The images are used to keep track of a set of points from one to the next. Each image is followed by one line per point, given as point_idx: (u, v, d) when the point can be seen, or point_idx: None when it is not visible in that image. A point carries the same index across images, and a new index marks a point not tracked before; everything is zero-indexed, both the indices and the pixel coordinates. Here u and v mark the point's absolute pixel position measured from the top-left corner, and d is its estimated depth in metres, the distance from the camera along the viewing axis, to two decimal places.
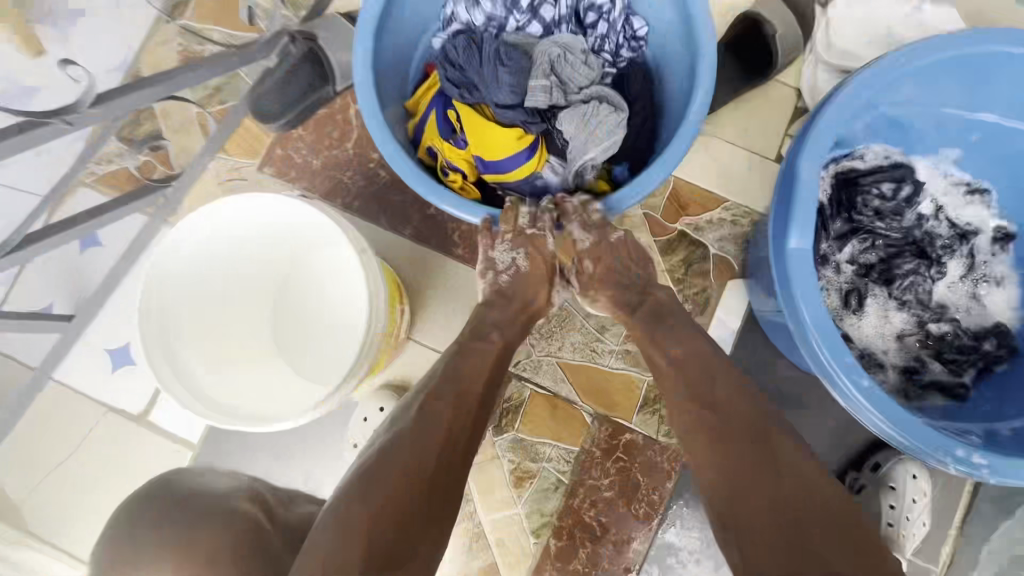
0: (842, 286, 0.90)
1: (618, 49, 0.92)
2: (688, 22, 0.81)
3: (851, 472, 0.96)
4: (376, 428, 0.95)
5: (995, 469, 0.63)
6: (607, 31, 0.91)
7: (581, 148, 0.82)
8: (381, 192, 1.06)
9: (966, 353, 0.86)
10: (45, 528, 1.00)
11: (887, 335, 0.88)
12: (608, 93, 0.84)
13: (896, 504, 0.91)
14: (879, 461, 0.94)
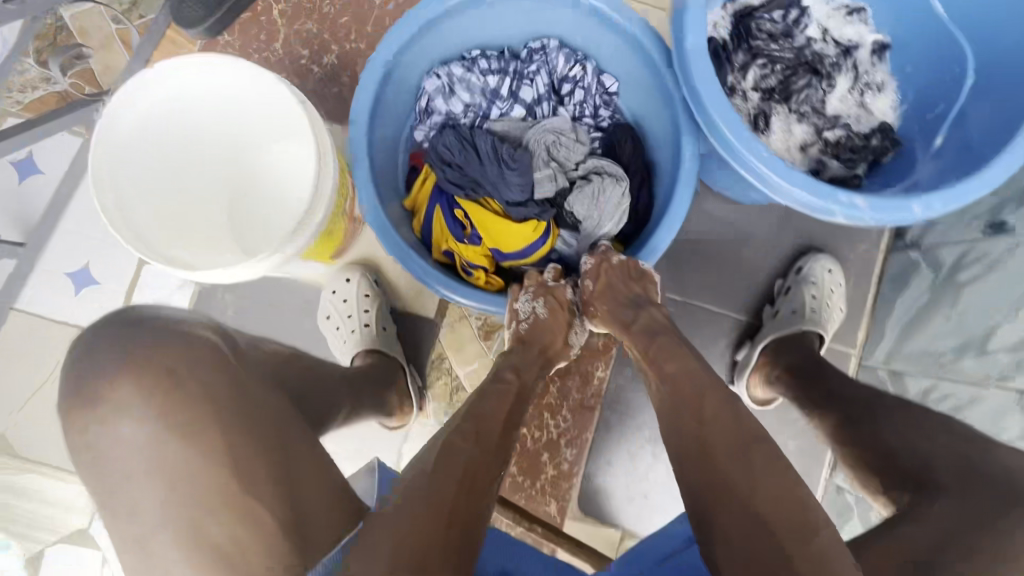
0: (750, 111, 1.00)
1: (595, 110, 1.02)
2: (656, 75, 0.93)
3: (779, 281, 1.08)
4: (346, 297, 1.00)
5: (873, 207, 0.75)
6: (583, 99, 1.01)
7: (591, 220, 0.93)
8: (319, 88, 1.09)
9: (858, 151, 0.98)
10: (40, 450, 1.03)
11: (791, 145, 0.99)
12: (607, 167, 0.95)
13: (817, 294, 1.01)
14: (800, 265, 1.06)
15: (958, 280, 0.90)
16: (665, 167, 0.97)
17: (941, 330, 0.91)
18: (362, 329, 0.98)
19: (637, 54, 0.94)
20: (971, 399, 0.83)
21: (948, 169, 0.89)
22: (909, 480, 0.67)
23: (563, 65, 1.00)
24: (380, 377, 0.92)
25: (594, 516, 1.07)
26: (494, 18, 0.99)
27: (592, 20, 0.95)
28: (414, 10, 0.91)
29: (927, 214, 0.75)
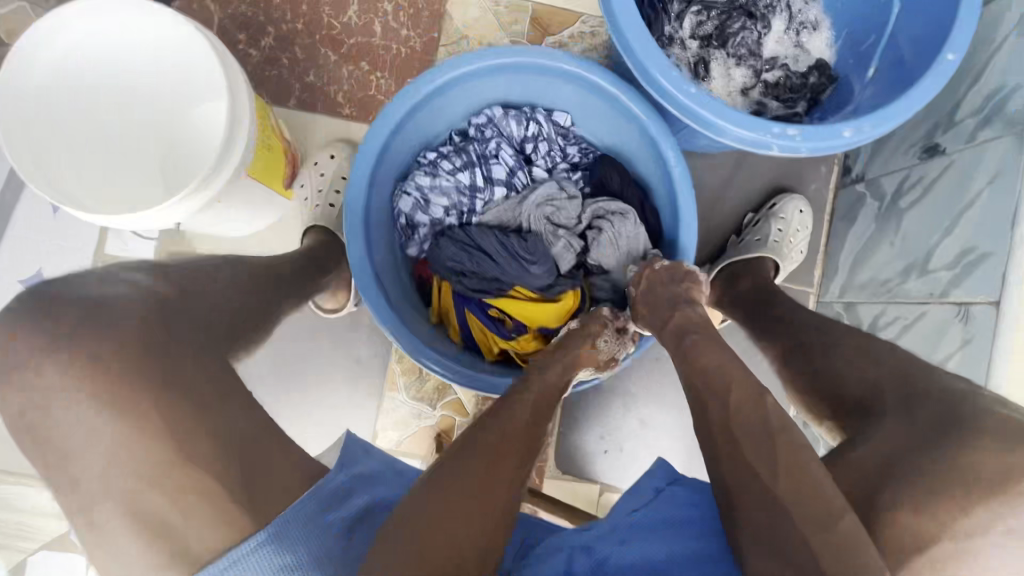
0: (690, 59, 1.00)
1: (564, 150, 0.97)
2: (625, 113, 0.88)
3: (750, 215, 1.09)
4: (325, 171, 1.05)
5: (806, 136, 0.75)
6: (547, 146, 0.96)
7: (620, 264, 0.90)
8: (258, 72, 1.08)
9: (796, 90, 0.99)
10: (16, 461, 1.03)
11: (732, 90, 1.01)
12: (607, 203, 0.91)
13: (785, 228, 1.02)
14: (774, 202, 1.06)
15: (900, 206, 0.92)
16: (662, 201, 0.93)
17: (887, 258, 0.93)
18: (329, 210, 1.04)
19: (605, 97, 0.89)
20: (916, 318, 0.84)
21: (883, 89, 0.90)
22: (856, 407, 0.70)
23: (519, 127, 0.94)
24: (327, 267, 0.97)
25: (572, 474, 1.07)
26: (441, 107, 0.92)
27: (550, 76, 0.89)
28: (370, 136, 0.85)
29: (858, 138, 0.76)
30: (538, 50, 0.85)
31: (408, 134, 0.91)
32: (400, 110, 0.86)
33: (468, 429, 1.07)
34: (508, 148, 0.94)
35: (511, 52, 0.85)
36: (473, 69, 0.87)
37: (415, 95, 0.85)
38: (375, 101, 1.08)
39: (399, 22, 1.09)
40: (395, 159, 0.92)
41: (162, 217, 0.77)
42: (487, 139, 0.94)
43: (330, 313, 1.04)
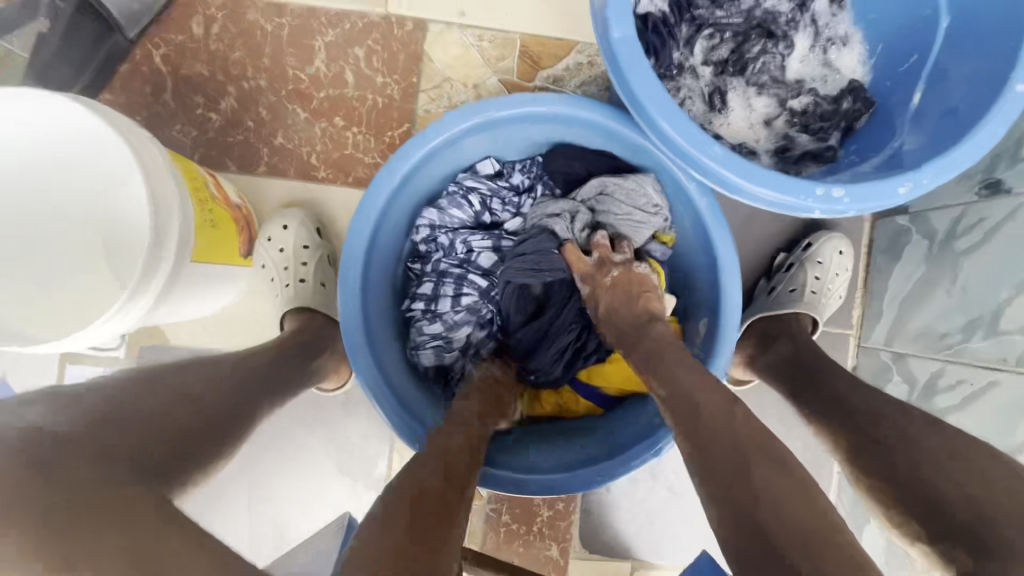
0: (704, 90, 0.89)
1: (513, 191, 0.86)
2: (574, 119, 0.76)
3: (783, 255, 0.98)
4: (283, 245, 0.90)
5: (853, 197, 0.64)
6: (497, 200, 0.86)
7: (644, 227, 0.79)
8: (220, 136, 0.97)
9: (827, 117, 0.87)
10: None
11: (754, 122, 0.89)
12: (609, 181, 0.79)
13: (821, 276, 0.91)
14: (809, 241, 0.95)
15: (956, 248, 0.81)
16: (690, 242, 0.82)
17: (942, 309, 0.82)
18: (301, 286, 0.89)
19: (586, 126, 0.78)
20: (985, 386, 0.74)
21: (933, 141, 0.76)
22: (964, 535, 0.51)
23: (463, 210, 0.84)
24: (316, 349, 0.84)
25: (601, 552, 0.99)
26: (409, 196, 0.82)
27: (527, 124, 0.79)
28: (347, 240, 0.76)
29: (914, 193, 0.64)
30: (483, 104, 0.74)
31: (387, 237, 0.82)
32: (377, 201, 0.76)
33: (483, 513, 0.98)
34: (472, 234, 0.84)
35: (468, 112, 0.75)
36: (429, 151, 0.77)
37: (386, 191, 0.76)
38: (353, 158, 0.97)
39: (373, 67, 0.97)
40: (381, 281, 0.82)
41: (96, 337, 0.66)
42: (447, 243, 0.85)
43: (331, 392, 0.93)
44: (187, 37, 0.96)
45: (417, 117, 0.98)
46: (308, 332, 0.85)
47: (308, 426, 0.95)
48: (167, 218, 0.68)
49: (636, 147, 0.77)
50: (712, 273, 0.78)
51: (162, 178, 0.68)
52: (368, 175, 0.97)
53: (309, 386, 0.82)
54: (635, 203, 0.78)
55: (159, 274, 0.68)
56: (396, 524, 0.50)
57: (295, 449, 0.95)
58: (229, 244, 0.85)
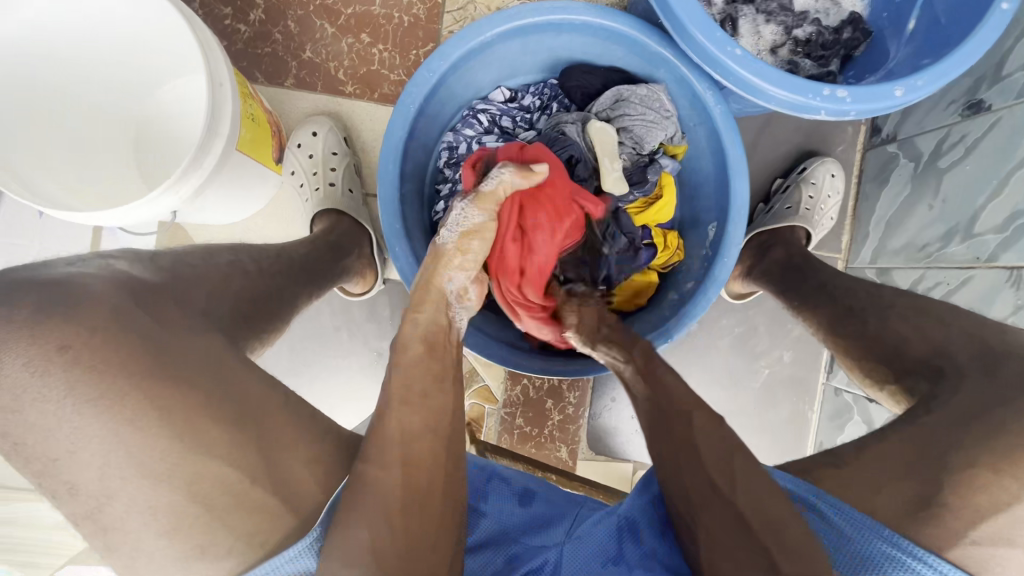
0: (716, 16, 0.94)
1: (528, 108, 0.92)
2: (599, 28, 0.82)
3: (780, 180, 1.05)
4: (312, 151, 0.94)
5: (856, 98, 0.71)
6: (509, 114, 0.91)
7: (654, 128, 0.83)
8: (247, 49, 0.99)
9: (829, 47, 0.94)
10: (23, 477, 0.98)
11: (762, 48, 0.95)
12: (624, 89, 0.84)
13: (815, 195, 0.98)
14: (805, 166, 1.02)
15: (939, 166, 0.89)
16: (702, 150, 0.88)
17: (925, 222, 0.90)
18: (329, 191, 0.94)
19: (608, 35, 0.83)
20: (962, 282, 0.82)
21: (921, 50, 0.85)
22: (923, 368, 0.63)
23: (480, 122, 0.89)
24: (345, 249, 0.88)
25: (605, 454, 1.07)
26: (435, 109, 0.86)
27: (552, 33, 0.83)
28: (386, 136, 0.79)
29: (909, 95, 0.72)
30: (516, 9, 0.78)
31: (417, 143, 0.87)
32: (412, 102, 0.80)
33: (498, 415, 1.05)
34: (488, 138, 0.88)
35: (500, 18, 0.79)
36: (457, 59, 0.81)
37: (421, 92, 0.80)
38: (379, 75, 1.01)
39: None
40: (411, 183, 0.86)
41: (148, 210, 0.69)
42: (465, 152, 0.90)
43: (355, 297, 0.97)
44: None
45: (442, 36, 1.01)
46: (336, 232, 0.89)
47: (334, 332, 1.00)
48: (223, 104, 0.71)
49: (656, 59, 0.83)
50: (724, 179, 0.84)
51: (219, 63, 0.70)
52: (393, 91, 1.01)
53: (339, 282, 0.87)
54: (648, 107, 0.83)
55: (209, 156, 0.71)
56: (375, 484, 0.50)
57: (319, 354, 1.00)
58: (266, 145, 0.88)
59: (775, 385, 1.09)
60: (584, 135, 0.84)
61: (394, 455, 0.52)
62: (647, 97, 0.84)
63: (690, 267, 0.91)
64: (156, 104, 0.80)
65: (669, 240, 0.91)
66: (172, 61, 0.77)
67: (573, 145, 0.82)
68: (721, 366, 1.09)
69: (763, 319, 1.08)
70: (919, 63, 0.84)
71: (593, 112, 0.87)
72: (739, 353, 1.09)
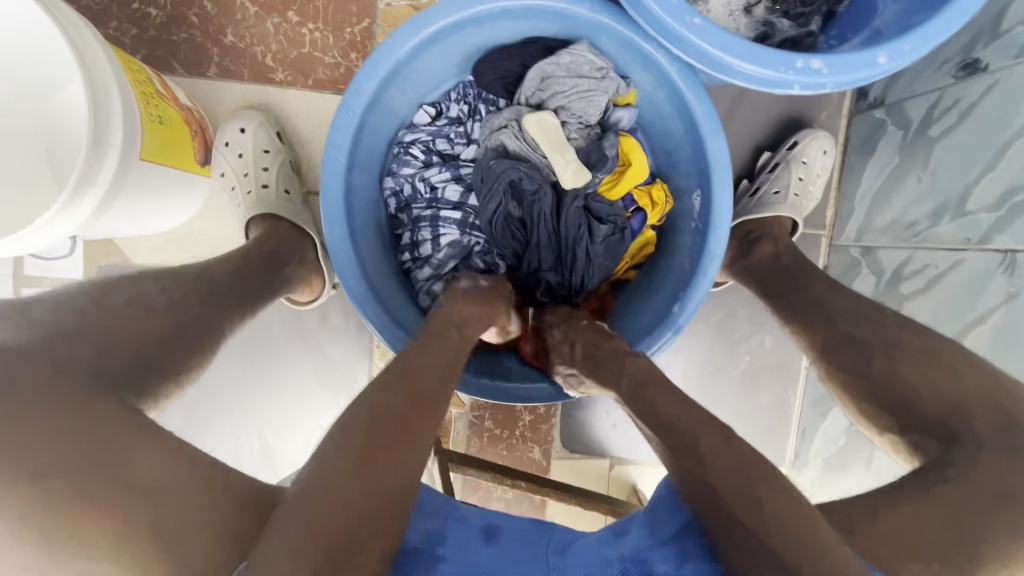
0: None
1: (456, 125, 0.83)
2: (507, 15, 0.72)
3: (766, 154, 0.97)
4: (241, 149, 0.86)
5: (832, 69, 0.62)
6: (436, 136, 0.83)
7: (594, 95, 0.75)
8: (162, 35, 0.89)
9: (808, 3, 0.84)
10: None
11: (734, 9, 0.85)
12: (545, 65, 0.75)
13: (805, 176, 0.92)
14: (796, 140, 0.94)
15: (930, 135, 0.81)
16: (669, 123, 0.79)
17: (913, 198, 0.83)
18: (263, 193, 0.85)
19: (533, 14, 0.73)
20: (949, 267, 0.76)
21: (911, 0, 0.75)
22: (937, 430, 0.61)
23: (415, 159, 0.82)
24: (283, 258, 0.81)
25: (580, 453, 1.03)
26: (367, 150, 0.79)
27: (469, 31, 0.74)
28: (324, 197, 0.73)
29: (893, 63, 0.63)
30: (423, 14, 0.69)
31: (360, 188, 0.79)
32: (342, 139, 0.72)
33: (466, 418, 1.00)
34: (430, 171, 0.81)
35: (411, 27, 0.70)
36: (380, 79, 0.73)
37: (347, 126, 0.72)
38: (311, 58, 0.91)
39: None
40: (367, 234, 0.80)
41: (39, 239, 0.61)
42: (412, 192, 0.83)
43: (303, 306, 0.91)
44: None
45: (378, 9, 0.91)
46: (270, 240, 0.82)
47: (286, 342, 0.94)
48: (111, 112, 0.62)
49: (593, 27, 0.73)
50: (697, 143, 0.76)
51: (101, 64, 0.61)
52: (329, 76, 0.91)
53: (280, 294, 0.80)
54: (578, 73, 0.74)
55: (102, 173, 0.63)
56: (382, 395, 0.52)
57: (272, 366, 0.95)
58: (186, 148, 0.80)
59: (756, 373, 1.04)
60: (523, 134, 0.76)
61: (407, 376, 0.54)
62: (573, 64, 0.74)
63: (680, 239, 0.82)
64: (58, 112, 0.71)
65: (654, 196, 0.80)
66: (61, 65, 0.69)
67: (516, 168, 0.74)
68: (699, 354, 1.04)
69: (742, 304, 1.02)
70: (906, 18, 0.74)
71: (523, 102, 0.78)
72: (718, 340, 1.03)
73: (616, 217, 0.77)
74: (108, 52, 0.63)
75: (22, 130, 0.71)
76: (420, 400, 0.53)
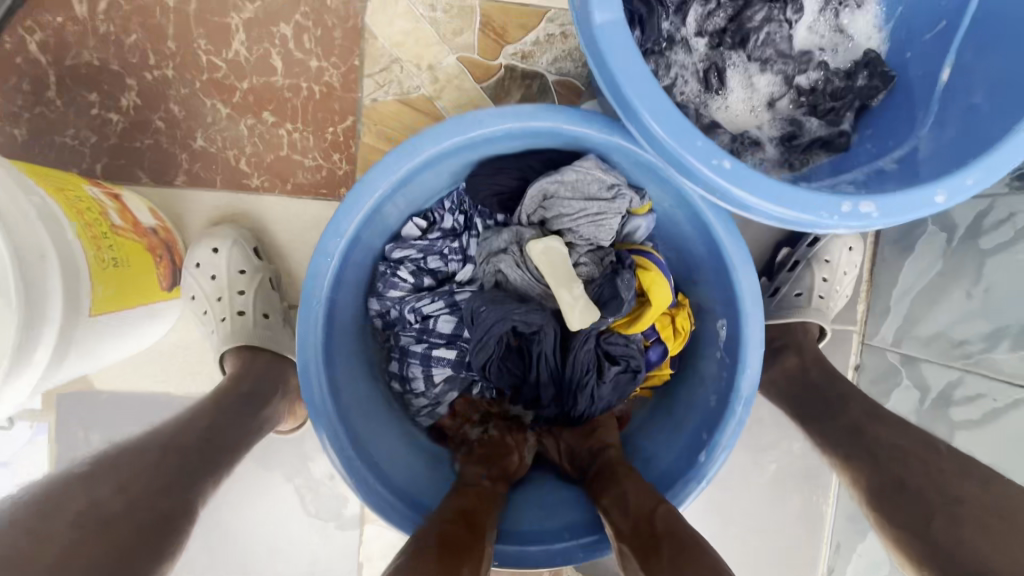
0: (698, 67, 0.76)
1: (449, 239, 0.74)
2: (506, 133, 0.63)
3: (785, 251, 0.86)
4: (215, 271, 0.78)
5: (884, 210, 0.54)
6: (427, 252, 0.73)
7: (605, 218, 0.66)
8: (125, 141, 0.81)
9: (838, 96, 0.75)
10: None
11: (757, 104, 0.76)
12: (548, 183, 0.65)
13: (830, 276, 0.81)
14: (816, 236, 0.83)
15: (981, 247, 0.72)
16: (689, 239, 0.71)
17: (963, 313, 0.74)
18: (240, 319, 0.77)
19: (536, 134, 0.64)
20: (1015, 395, 0.69)
21: (954, 100, 0.66)
22: None
23: (402, 281, 0.73)
24: (262, 395, 0.72)
25: (595, 574, 0.93)
26: (350, 277, 0.70)
27: (463, 149, 0.65)
28: (299, 343, 0.64)
29: (954, 200, 0.55)
30: (413, 141, 0.62)
31: (343, 321, 0.70)
32: (321, 277, 0.65)
33: None
34: (420, 300, 0.72)
35: (401, 155, 0.63)
36: (363, 206, 0.65)
37: (331, 262, 0.65)
38: (291, 160, 0.82)
39: (306, 49, 0.81)
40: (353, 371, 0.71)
41: None
42: (400, 318, 0.74)
43: (288, 434, 0.83)
44: (68, 19, 0.78)
45: (363, 105, 0.82)
46: (246, 374, 0.73)
47: (268, 469, 0.86)
48: (47, 281, 0.54)
49: (604, 145, 0.64)
50: (724, 268, 0.67)
51: (28, 230, 0.53)
52: (310, 179, 0.83)
53: (261, 432, 0.71)
54: (586, 194, 0.65)
55: (40, 347, 0.54)
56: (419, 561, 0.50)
57: (254, 495, 0.86)
58: (147, 271, 0.72)
59: (784, 480, 0.95)
60: (525, 262, 0.66)
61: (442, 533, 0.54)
62: (579, 185, 0.65)
63: (705, 365, 0.73)
64: None
65: (678, 323, 0.72)
66: None
67: (511, 315, 0.64)
68: (723, 462, 0.95)
69: (768, 407, 0.93)
70: (945, 125, 0.65)
71: (524, 219, 0.69)
72: (743, 447, 0.94)
73: (636, 351, 0.69)
74: (35, 208, 0.54)
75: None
76: (456, 552, 0.51)
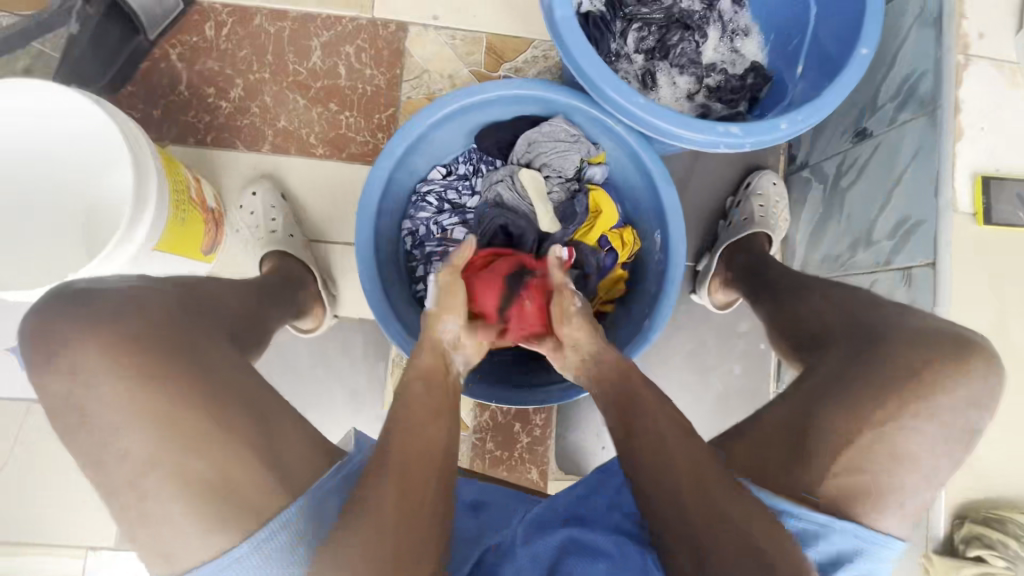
0: (637, 72, 1.08)
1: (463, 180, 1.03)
2: (503, 98, 0.94)
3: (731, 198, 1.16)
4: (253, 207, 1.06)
5: (747, 132, 0.83)
6: (446, 188, 1.02)
7: (570, 155, 0.95)
8: (229, 122, 1.12)
9: (736, 91, 1.08)
10: (29, 518, 1.05)
11: (679, 97, 1.09)
12: (531, 134, 0.96)
13: (764, 204, 1.08)
14: (749, 180, 1.13)
15: (841, 186, 1.01)
16: (631, 178, 1.00)
17: (836, 235, 1.01)
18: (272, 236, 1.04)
19: (525, 99, 0.95)
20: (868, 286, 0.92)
21: (815, 81, 0.98)
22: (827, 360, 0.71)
23: (427, 207, 1.01)
24: (292, 282, 0.96)
25: (573, 474, 1.12)
26: (391, 202, 0.98)
27: (474, 110, 0.96)
28: (357, 236, 0.91)
29: (794, 128, 0.84)
30: (438, 101, 0.91)
31: (384, 231, 0.97)
32: (374, 191, 0.92)
33: (468, 441, 1.11)
34: (442, 218, 1.00)
35: (434, 107, 0.91)
36: (403, 147, 0.93)
37: (379, 182, 0.92)
38: (346, 137, 1.13)
39: (363, 62, 1.14)
40: (389, 269, 0.97)
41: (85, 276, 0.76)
42: (426, 234, 1.01)
43: (305, 333, 1.05)
44: (199, 39, 1.12)
45: (401, 100, 1.15)
46: (284, 267, 0.98)
47: (311, 370, 1.08)
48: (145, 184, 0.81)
49: (569, 107, 0.95)
50: (654, 191, 0.95)
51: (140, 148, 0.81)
52: (359, 151, 1.14)
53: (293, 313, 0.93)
54: (555, 138, 0.95)
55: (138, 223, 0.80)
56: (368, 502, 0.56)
57: (298, 391, 1.07)
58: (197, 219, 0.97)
59: (728, 396, 1.16)
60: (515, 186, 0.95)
61: (390, 475, 0.57)
62: (552, 134, 0.95)
63: (650, 267, 0.99)
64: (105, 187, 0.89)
65: (625, 238, 0.98)
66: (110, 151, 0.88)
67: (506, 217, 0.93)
68: (677, 380, 1.16)
69: (710, 333, 1.17)
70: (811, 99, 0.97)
71: (515, 161, 0.98)
72: (693, 368, 1.16)
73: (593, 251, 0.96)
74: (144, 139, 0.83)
75: (65, 199, 0.89)
76: (403, 494, 0.57)
